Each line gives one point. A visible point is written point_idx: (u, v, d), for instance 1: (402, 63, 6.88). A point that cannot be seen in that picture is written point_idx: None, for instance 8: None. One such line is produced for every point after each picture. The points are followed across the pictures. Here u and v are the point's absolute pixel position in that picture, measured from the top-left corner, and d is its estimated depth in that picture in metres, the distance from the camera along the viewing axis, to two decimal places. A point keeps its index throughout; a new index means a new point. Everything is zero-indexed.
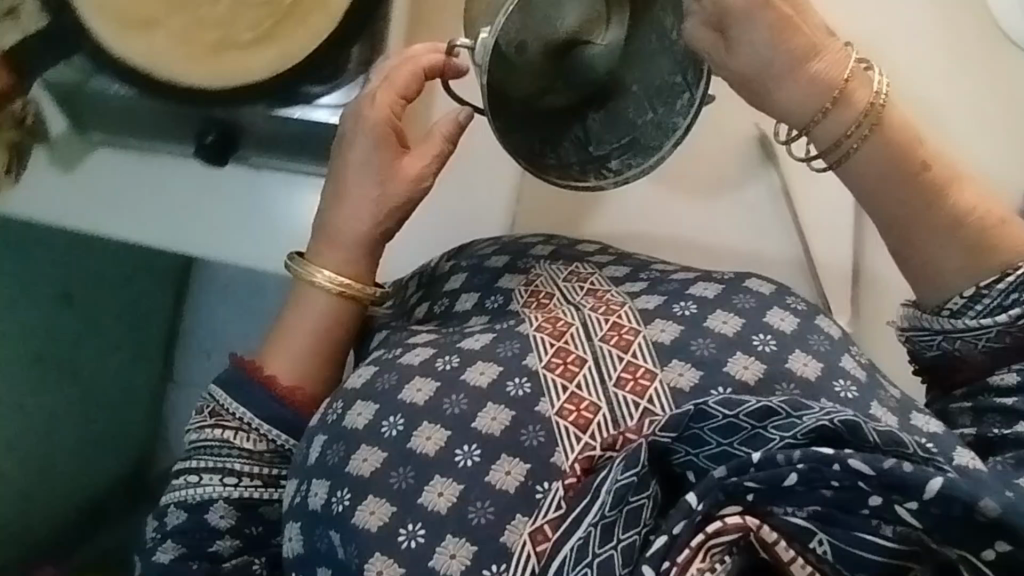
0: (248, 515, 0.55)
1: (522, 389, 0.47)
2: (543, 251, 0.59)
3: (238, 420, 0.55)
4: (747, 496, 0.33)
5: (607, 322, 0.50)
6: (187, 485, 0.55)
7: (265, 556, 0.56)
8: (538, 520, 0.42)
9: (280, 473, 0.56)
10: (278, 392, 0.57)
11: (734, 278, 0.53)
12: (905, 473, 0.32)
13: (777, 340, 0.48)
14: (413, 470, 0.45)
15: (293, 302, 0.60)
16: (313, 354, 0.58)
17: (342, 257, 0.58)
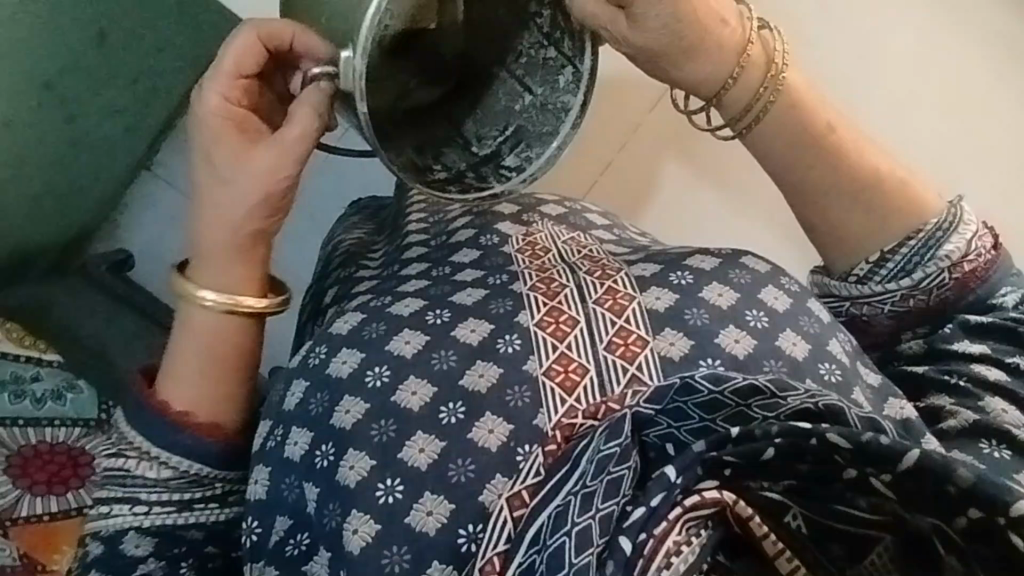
0: (166, 539, 0.50)
1: (511, 346, 0.46)
2: (554, 209, 0.67)
3: (138, 449, 0.52)
4: (725, 470, 0.32)
5: (602, 285, 0.49)
6: (99, 516, 0.50)
7: (196, 557, 0.49)
8: (517, 485, 0.42)
9: (195, 497, 0.52)
10: (172, 418, 0.52)
11: (731, 252, 0.52)
12: (883, 446, 0.31)
13: (769, 317, 0.47)
14: (395, 424, 0.44)
15: (182, 323, 0.54)
16: (214, 379, 0.54)
17: (225, 274, 0.53)
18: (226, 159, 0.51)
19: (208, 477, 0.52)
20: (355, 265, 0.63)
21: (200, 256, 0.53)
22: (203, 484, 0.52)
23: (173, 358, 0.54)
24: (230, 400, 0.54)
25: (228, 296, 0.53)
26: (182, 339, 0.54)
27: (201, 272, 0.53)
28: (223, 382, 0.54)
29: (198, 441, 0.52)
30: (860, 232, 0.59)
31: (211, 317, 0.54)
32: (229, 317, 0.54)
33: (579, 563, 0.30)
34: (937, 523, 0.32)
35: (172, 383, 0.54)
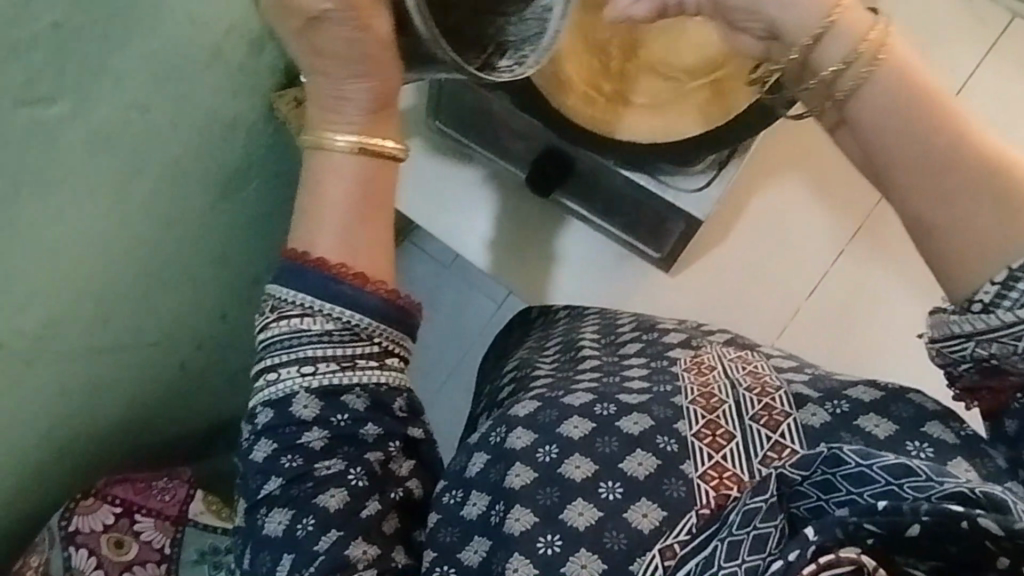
0: (331, 403, 0.56)
1: (670, 445, 0.50)
2: (721, 339, 0.72)
3: (300, 306, 0.56)
4: (868, 540, 0.33)
5: (759, 401, 0.51)
6: (268, 383, 0.57)
7: (361, 466, 0.56)
8: (668, 540, 0.46)
9: (353, 355, 0.57)
10: (329, 270, 0.57)
11: (899, 388, 0.52)
12: None
13: (935, 448, 0.47)
14: (558, 491, 0.49)
15: (312, 177, 0.60)
16: (358, 230, 0.59)
17: (365, 116, 0.59)
18: (345, 29, 0.54)
19: (366, 331, 0.57)
20: (531, 367, 0.73)
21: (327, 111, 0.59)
22: (362, 341, 0.57)
23: (310, 210, 0.59)
24: (377, 256, 0.60)
25: (360, 139, 0.59)
26: (321, 189, 0.59)
27: (333, 117, 0.59)
28: (366, 228, 0.60)
29: (357, 291, 0.57)
30: (986, 243, 0.52)
31: (356, 163, 0.59)
32: (364, 160, 0.60)
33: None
34: None
35: (318, 238, 0.59)
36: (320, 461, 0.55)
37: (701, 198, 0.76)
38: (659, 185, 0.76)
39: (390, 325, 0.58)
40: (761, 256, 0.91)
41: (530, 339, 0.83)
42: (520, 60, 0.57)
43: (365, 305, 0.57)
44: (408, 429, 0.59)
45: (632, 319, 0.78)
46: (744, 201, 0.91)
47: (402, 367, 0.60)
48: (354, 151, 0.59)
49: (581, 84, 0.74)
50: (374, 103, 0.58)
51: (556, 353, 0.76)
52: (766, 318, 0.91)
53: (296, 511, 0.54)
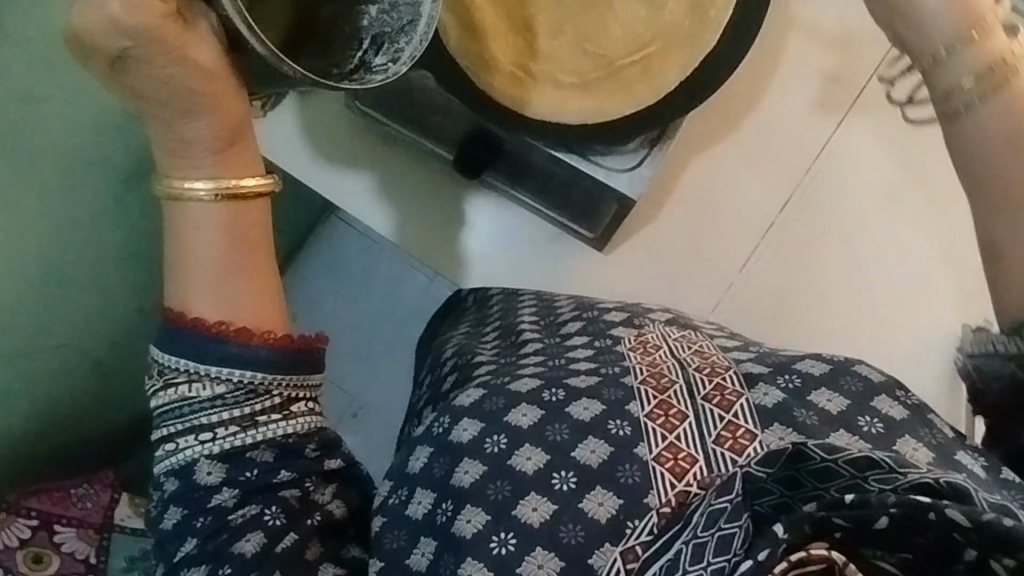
0: (235, 463, 0.53)
1: (622, 429, 0.49)
2: (663, 317, 0.71)
3: (186, 373, 0.53)
4: (835, 534, 0.33)
5: (710, 381, 0.51)
6: (168, 453, 0.53)
7: (279, 506, 0.52)
8: (629, 541, 0.45)
9: (250, 411, 0.53)
10: (209, 329, 0.53)
11: (844, 361, 0.52)
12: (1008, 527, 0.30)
13: (884, 423, 0.48)
14: (509, 484, 0.47)
15: (174, 229, 0.54)
16: (237, 281, 0.55)
17: (212, 158, 0.53)
18: (158, 63, 0.48)
19: (262, 385, 0.53)
20: (472, 353, 0.70)
21: (174, 154, 0.53)
22: (259, 395, 0.53)
23: (179, 265, 0.55)
24: (265, 304, 0.56)
25: (219, 182, 0.53)
26: (185, 244, 0.54)
27: (182, 162, 0.53)
28: (245, 278, 0.55)
29: (243, 346, 0.53)
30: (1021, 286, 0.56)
31: (216, 211, 0.54)
32: (228, 206, 0.54)
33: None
34: None
35: (193, 297, 0.55)
36: (234, 512, 0.52)
37: (632, 177, 0.73)
38: (588, 165, 0.73)
39: (285, 373, 0.54)
40: (693, 232, 0.88)
41: (464, 325, 0.80)
42: (395, 56, 0.52)
43: (253, 357, 0.53)
44: (326, 463, 0.55)
45: (570, 302, 0.77)
46: (682, 171, 0.88)
47: (311, 409, 0.56)
48: (213, 200, 0.53)
49: (506, 64, 0.71)
50: (219, 142, 0.53)
51: (494, 338, 0.73)
52: (697, 295, 0.88)
53: (213, 566, 0.50)
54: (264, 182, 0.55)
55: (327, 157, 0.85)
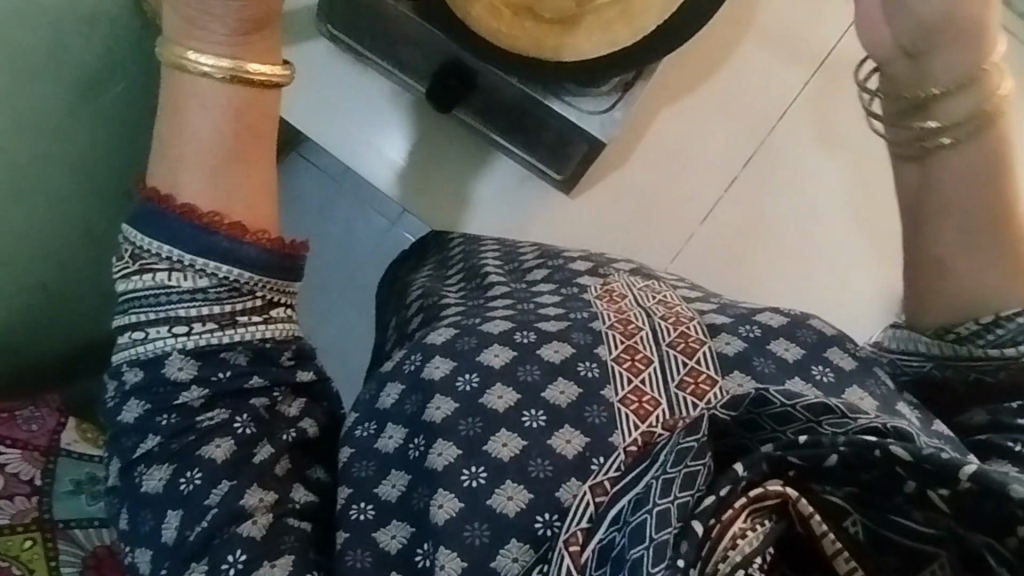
0: (208, 363, 0.53)
1: (591, 372, 0.51)
2: (627, 267, 0.73)
3: (167, 262, 0.53)
4: (790, 472, 0.35)
5: (674, 329, 0.53)
6: (134, 341, 0.54)
7: (248, 414, 0.53)
8: (595, 478, 0.47)
9: (234, 312, 0.54)
10: (200, 218, 0.54)
11: (799, 315, 0.55)
12: (943, 460, 0.34)
13: (836, 373, 0.51)
14: (481, 421, 0.49)
15: (177, 104, 0.56)
16: (235, 169, 0.57)
17: (233, 41, 0.55)
18: None
19: (247, 286, 0.54)
20: (440, 294, 0.71)
21: (195, 31, 0.55)
22: (241, 295, 0.54)
23: (175, 146, 0.56)
24: (257, 203, 0.57)
25: (233, 69, 0.55)
26: (184, 124, 0.56)
27: (199, 42, 0.55)
28: (241, 170, 0.57)
29: (234, 243, 0.54)
30: (981, 290, 0.58)
31: (224, 93, 0.56)
32: (233, 90, 0.56)
33: (657, 539, 0.33)
34: (990, 540, 0.35)
35: (188, 181, 0.56)
36: (201, 415, 0.52)
37: (605, 119, 0.77)
38: (561, 105, 0.77)
39: (271, 276, 0.55)
40: (668, 173, 0.91)
41: (426, 270, 0.80)
42: None
43: (247, 255, 0.54)
44: (297, 374, 0.56)
45: (534, 250, 0.78)
46: (662, 109, 0.90)
47: (290, 316, 0.57)
48: (223, 80, 0.55)
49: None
50: (247, 27, 0.55)
51: (459, 280, 0.74)
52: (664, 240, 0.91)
53: (178, 466, 0.51)
54: (278, 77, 0.58)
55: (305, 78, 0.88)
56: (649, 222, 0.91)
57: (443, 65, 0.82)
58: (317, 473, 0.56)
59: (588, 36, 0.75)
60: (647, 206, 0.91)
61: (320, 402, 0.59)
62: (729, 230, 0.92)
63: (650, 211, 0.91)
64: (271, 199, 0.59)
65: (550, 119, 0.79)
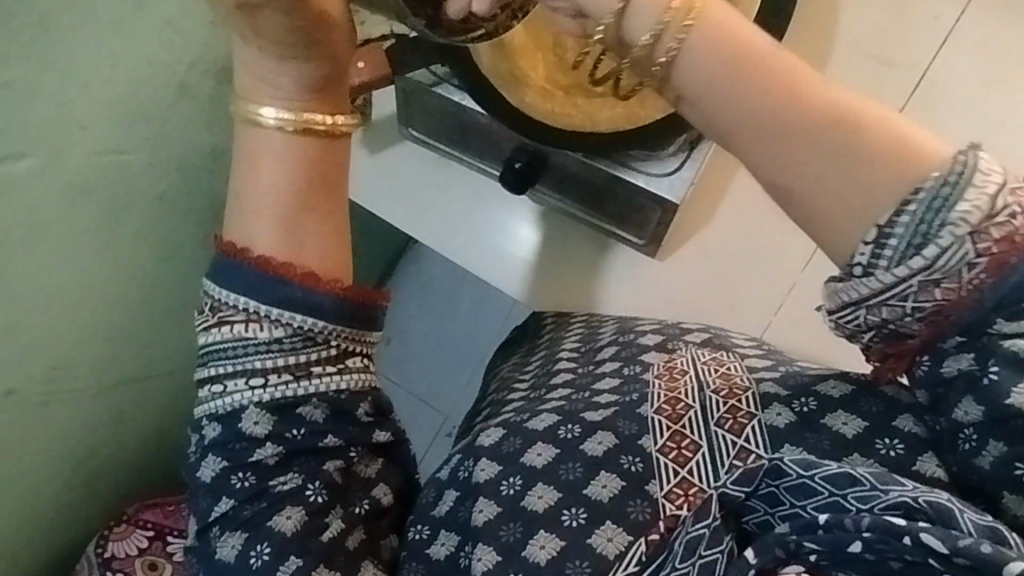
0: (285, 418, 0.53)
1: (634, 465, 0.49)
2: (697, 337, 0.71)
3: (244, 312, 0.52)
4: (810, 556, 0.33)
5: (725, 404, 0.50)
6: (215, 395, 0.53)
7: (320, 481, 0.53)
8: (620, 572, 0.45)
9: (309, 360, 0.53)
10: (270, 268, 0.52)
11: (870, 380, 0.49)
12: (984, 554, 0.30)
13: (905, 444, 0.45)
14: (521, 525, 0.48)
15: (246, 158, 0.54)
16: (304, 218, 0.54)
17: (301, 91, 0.52)
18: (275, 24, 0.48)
19: (321, 334, 0.53)
20: (507, 389, 0.72)
21: (256, 77, 0.52)
22: (317, 345, 0.53)
23: (244, 197, 0.54)
24: (331, 249, 0.55)
25: (300, 117, 0.52)
26: (258, 174, 0.53)
27: (268, 94, 0.52)
28: (317, 218, 0.55)
29: (307, 292, 0.52)
30: None
31: (294, 148, 0.53)
32: (305, 141, 0.53)
33: None
34: None
35: (257, 230, 0.54)
36: (275, 478, 0.53)
37: (674, 180, 0.77)
38: (633, 173, 0.78)
39: (345, 324, 0.54)
40: (748, 235, 0.86)
41: (511, 361, 0.82)
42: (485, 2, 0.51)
43: (321, 301, 0.53)
44: (373, 434, 0.56)
45: (613, 326, 0.77)
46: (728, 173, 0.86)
47: (366, 365, 0.56)
48: (292, 132, 0.53)
49: (539, 78, 0.77)
50: (315, 83, 0.52)
51: (535, 369, 0.74)
52: (754, 306, 0.86)
53: (250, 535, 0.52)
54: (348, 121, 0.54)
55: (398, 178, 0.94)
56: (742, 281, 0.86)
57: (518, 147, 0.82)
58: (392, 541, 0.57)
59: (652, 103, 0.75)
60: (740, 266, 0.86)
61: (397, 462, 0.59)
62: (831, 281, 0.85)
63: (743, 266, 0.86)
64: (346, 241, 0.56)
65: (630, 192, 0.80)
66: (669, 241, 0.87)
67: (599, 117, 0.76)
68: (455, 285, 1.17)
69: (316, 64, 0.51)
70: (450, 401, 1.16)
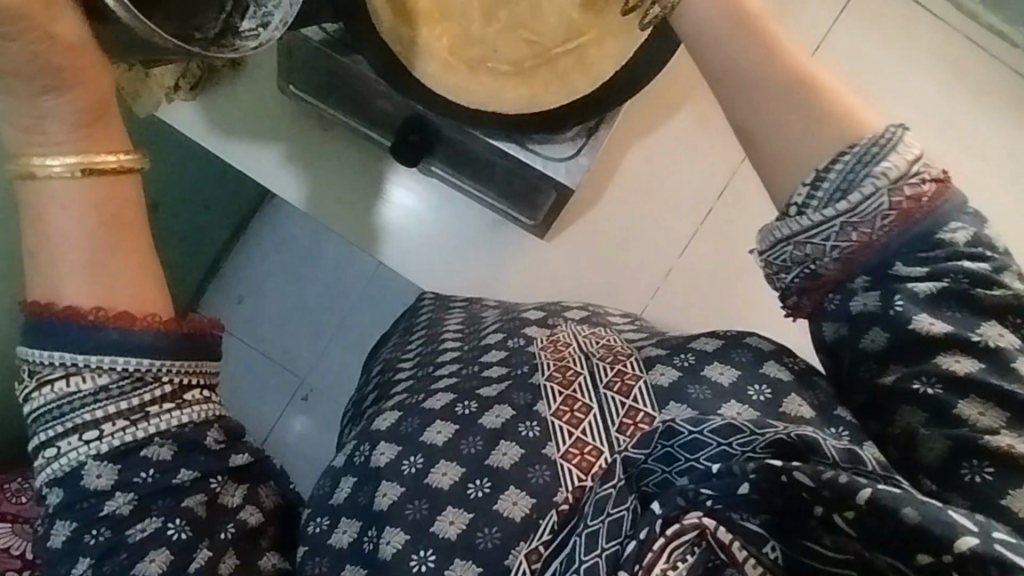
0: (130, 463, 0.47)
1: (533, 430, 0.50)
2: (575, 314, 0.75)
3: (60, 366, 0.46)
4: (706, 502, 0.37)
5: (612, 369, 0.53)
6: (48, 461, 0.47)
7: (182, 517, 0.48)
8: (534, 542, 0.46)
9: (145, 401, 0.48)
10: (84, 316, 0.47)
11: (737, 334, 0.55)
12: (840, 483, 0.34)
13: (772, 389, 0.50)
14: (426, 503, 0.48)
15: (32, 211, 0.48)
16: (113, 258, 0.49)
17: (75, 133, 0.47)
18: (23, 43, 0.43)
19: (151, 372, 0.48)
20: (392, 371, 0.71)
21: (24, 119, 0.47)
22: (148, 385, 0.48)
23: (42, 249, 0.48)
24: (145, 287, 0.49)
25: (82, 156, 0.48)
26: (46, 223, 0.48)
27: (37, 135, 0.47)
28: (123, 257, 0.49)
29: (126, 334, 0.47)
30: None
31: (85, 187, 0.48)
32: (93, 182, 0.48)
33: (586, 561, 0.37)
34: (893, 561, 0.34)
35: (62, 281, 0.48)
36: (131, 527, 0.47)
37: (570, 166, 0.78)
38: (528, 154, 0.77)
39: (178, 357, 0.49)
40: (634, 216, 0.91)
41: (392, 341, 0.82)
42: (263, 21, 0.55)
43: (144, 339, 0.47)
44: (231, 459, 0.51)
45: (495, 311, 0.78)
46: (619, 159, 0.91)
47: (209, 396, 0.51)
48: (75, 176, 0.47)
49: (443, 50, 0.72)
50: (83, 119, 0.47)
51: (417, 346, 0.75)
52: (633, 284, 0.90)
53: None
54: (132, 157, 0.49)
55: (263, 145, 0.89)
56: (628, 251, 0.91)
57: (406, 121, 0.81)
58: (271, 559, 0.53)
59: (547, 89, 0.73)
60: (630, 239, 0.91)
61: (264, 480, 0.55)
62: (709, 252, 0.91)
63: (631, 237, 0.91)
64: (159, 276, 0.51)
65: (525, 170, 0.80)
66: (560, 220, 0.90)
67: (501, 97, 0.73)
68: (316, 245, 1.15)
69: (78, 95, 0.46)
70: (305, 364, 1.13)
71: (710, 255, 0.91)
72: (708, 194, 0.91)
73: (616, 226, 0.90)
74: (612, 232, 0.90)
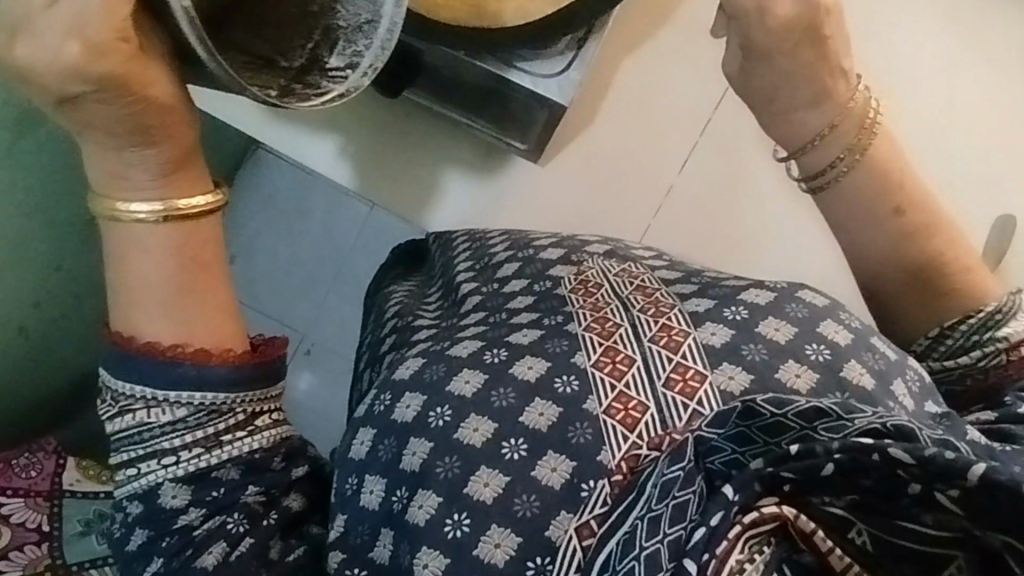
0: (203, 484, 0.49)
1: (569, 386, 0.47)
2: (600, 249, 0.69)
3: (142, 398, 0.48)
4: (783, 487, 0.35)
5: (656, 322, 0.49)
6: (129, 478, 0.49)
7: (239, 512, 0.49)
8: (583, 516, 0.43)
9: (223, 431, 0.49)
10: (163, 355, 0.48)
11: (788, 286, 0.51)
12: (948, 460, 0.33)
13: (830, 350, 0.47)
14: (458, 461, 0.46)
15: (114, 252, 0.50)
16: (188, 298, 0.51)
17: (160, 180, 0.49)
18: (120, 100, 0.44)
19: (225, 405, 0.49)
20: (414, 316, 0.66)
21: (111, 163, 0.48)
22: (223, 414, 0.49)
23: (127, 286, 0.50)
24: (224, 322, 0.52)
25: (166, 201, 0.49)
26: (130, 263, 0.49)
27: (124, 183, 0.48)
28: (196, 296, 0.51)
29: (201, 369, 0.49)
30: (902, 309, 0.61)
31: (167, 232, 0.49)
32: (171, 224, 0.49)
33: (647, 548, 0.36)
34: (1008, 540, 0.34)
35: (143, 317, 0.50)
36: (198, 527, 0.49)
37: (564, 81, 0.71)
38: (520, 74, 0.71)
39: (251, 389, 0.50)
40: (630, 134, 0.84)
41: (412, 283, 0.77)
42: (353, 59, 0.51)
43: (225, 382, 0.49)
44: (293, 473, 0.52)
45: (503, 238, 0.72)
46: (613, 77, 0.83)
47: (277, 419, 0.52)
48: (160, 222, 0.49)
49: None
50: (167, 164, 0.48)
51: (438, 301, 0.69)
52: (632, 211, 0.85)
53: None
54: (214, 199, 0.51)
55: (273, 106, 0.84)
56: (611, 183, 0.84)
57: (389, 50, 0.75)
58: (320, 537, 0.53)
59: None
60: (620, 168, 0.84)
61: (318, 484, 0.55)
62: (713, 184, 0.84)
63: (617, 162, 0.84)
64: (233, 310, 0.53)
65: (514, 92, 0.73)
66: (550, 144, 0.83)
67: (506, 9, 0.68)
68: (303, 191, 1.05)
69: (164, 148, 0.48)
70: (304, 319, 1.06)
71: (701, 183, 0.84)
72: (709, 115, 0.84)
73: (605, 151, 0.84)
74: (599, 160, 0.84)
